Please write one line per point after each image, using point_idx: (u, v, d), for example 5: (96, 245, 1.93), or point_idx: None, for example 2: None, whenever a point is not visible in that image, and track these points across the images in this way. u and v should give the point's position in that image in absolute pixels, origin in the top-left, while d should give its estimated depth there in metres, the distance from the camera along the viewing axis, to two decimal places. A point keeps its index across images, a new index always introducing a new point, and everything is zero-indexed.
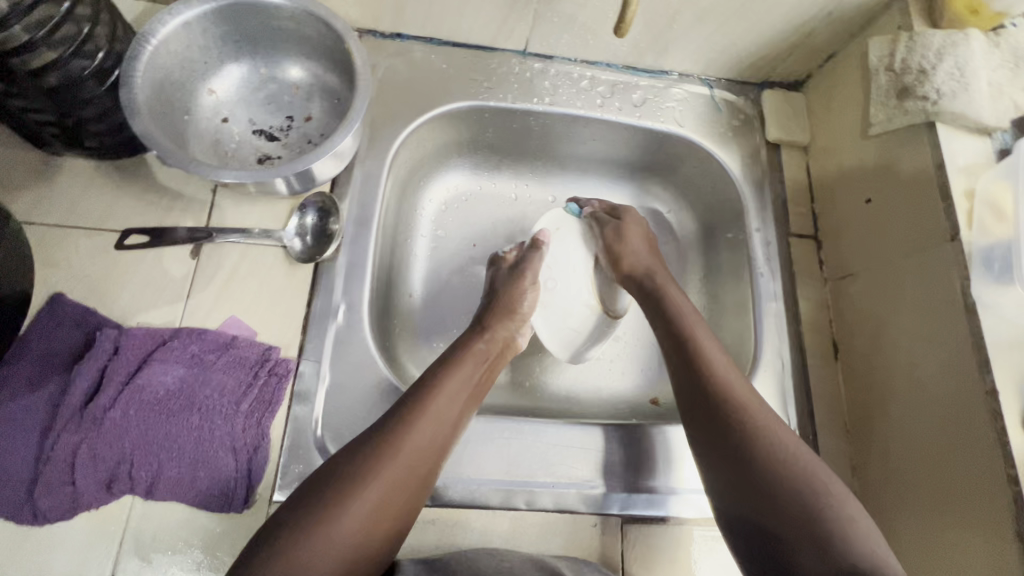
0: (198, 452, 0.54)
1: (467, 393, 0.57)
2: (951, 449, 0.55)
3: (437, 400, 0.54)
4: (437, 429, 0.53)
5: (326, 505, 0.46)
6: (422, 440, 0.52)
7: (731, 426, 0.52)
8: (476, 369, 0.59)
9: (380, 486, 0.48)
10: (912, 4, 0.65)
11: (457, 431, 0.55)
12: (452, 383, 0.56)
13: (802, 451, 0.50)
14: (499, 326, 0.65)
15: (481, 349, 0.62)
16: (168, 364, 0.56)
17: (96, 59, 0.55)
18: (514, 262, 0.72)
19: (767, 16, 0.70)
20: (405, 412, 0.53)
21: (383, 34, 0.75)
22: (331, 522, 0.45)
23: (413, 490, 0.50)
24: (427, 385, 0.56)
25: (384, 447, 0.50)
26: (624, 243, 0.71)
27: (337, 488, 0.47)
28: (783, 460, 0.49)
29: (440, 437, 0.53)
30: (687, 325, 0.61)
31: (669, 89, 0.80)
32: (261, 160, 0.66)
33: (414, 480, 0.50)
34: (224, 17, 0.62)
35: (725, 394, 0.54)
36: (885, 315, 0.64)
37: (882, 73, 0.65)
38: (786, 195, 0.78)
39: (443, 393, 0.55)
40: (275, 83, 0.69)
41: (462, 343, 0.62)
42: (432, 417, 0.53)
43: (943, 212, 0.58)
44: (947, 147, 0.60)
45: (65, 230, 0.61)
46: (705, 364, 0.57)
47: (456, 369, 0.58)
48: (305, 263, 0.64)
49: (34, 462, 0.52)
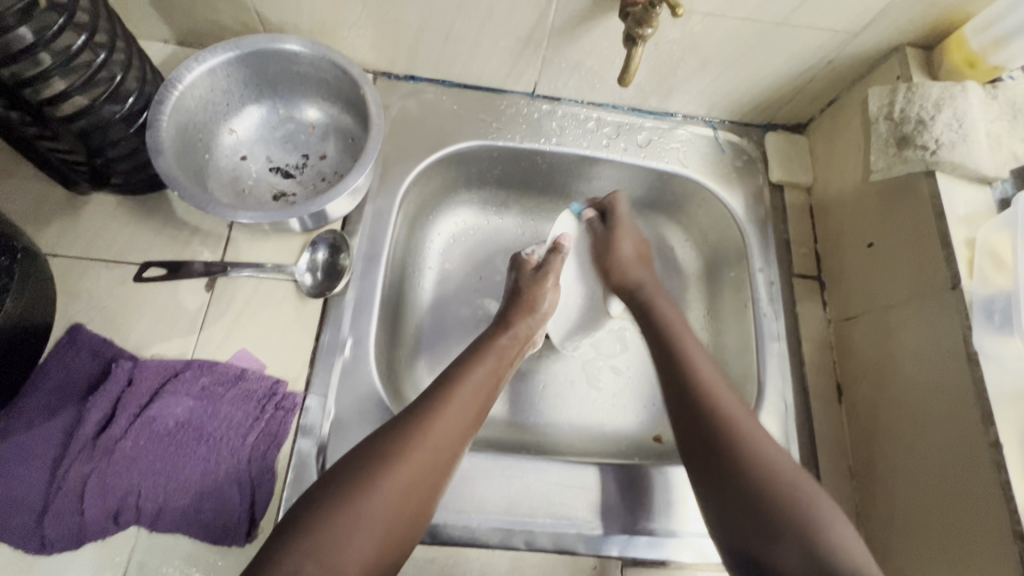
0: (204, 484, 0.55)
1: (489, 380, 0.60)
2: (956, 499, 0.54)
3: (440, 417, 0.54)
4: (440, 444, 0.52)
5: (335, 525, 0.45)
6: (426, 456, 0.51)
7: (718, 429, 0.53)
8: (499, 362, 0.62)
9: (384, 502, 0.48)
10: (909, 56, 0.67)
11: (480, 417, 0.57)
12: (460, 395, 0.56)
13: (780, 456, 0.51)
14: (521, 322, 0.67)
15: (503, 344, 0.65)
16: (179, 396, 0.58)
17: (126, 104, 0.58)
18: (539, 262, 0.74)
19: (769, 64, 0.72)
20: (408, 427, 0.52)
21: (397, 76, 0.78)
22: (340, 543, 0.45)
23: (415, 503, 0.50)
24: (430, 401, 0.55)
25: (388, 462, 0.50)
26: (622, 230, 0.75)
27: (340, 513, 0.46)
28: (761, 463, 0.50)
29: (462, 425, 0.55)
30: (672, 335, 0.63)
31: (674, 130, 0.82)
32: (276, 197, 0.69)
33: (417, 491, 0.50)
34: (246, 63, 0.65)
35: (715, 398, 0.55)
36: (888, 360, 0.64)
37: (882, 122, 0.66)
38: (789, 234, 0.79)
39: (468, 380, 0.58)
40: (292, 123, 0.72)
41: (486, 337, 0.65)
42: (456, 403, 0.56)
43: (943, 261, 0.59)
44: (947, 196, 0.61)
45: (86, 263, 0.63)
46: (687, 353, 0.60)
47: (479, 361, 0.61)
48: (315, 297, 0.65)
49: (45, 492, 0.53)
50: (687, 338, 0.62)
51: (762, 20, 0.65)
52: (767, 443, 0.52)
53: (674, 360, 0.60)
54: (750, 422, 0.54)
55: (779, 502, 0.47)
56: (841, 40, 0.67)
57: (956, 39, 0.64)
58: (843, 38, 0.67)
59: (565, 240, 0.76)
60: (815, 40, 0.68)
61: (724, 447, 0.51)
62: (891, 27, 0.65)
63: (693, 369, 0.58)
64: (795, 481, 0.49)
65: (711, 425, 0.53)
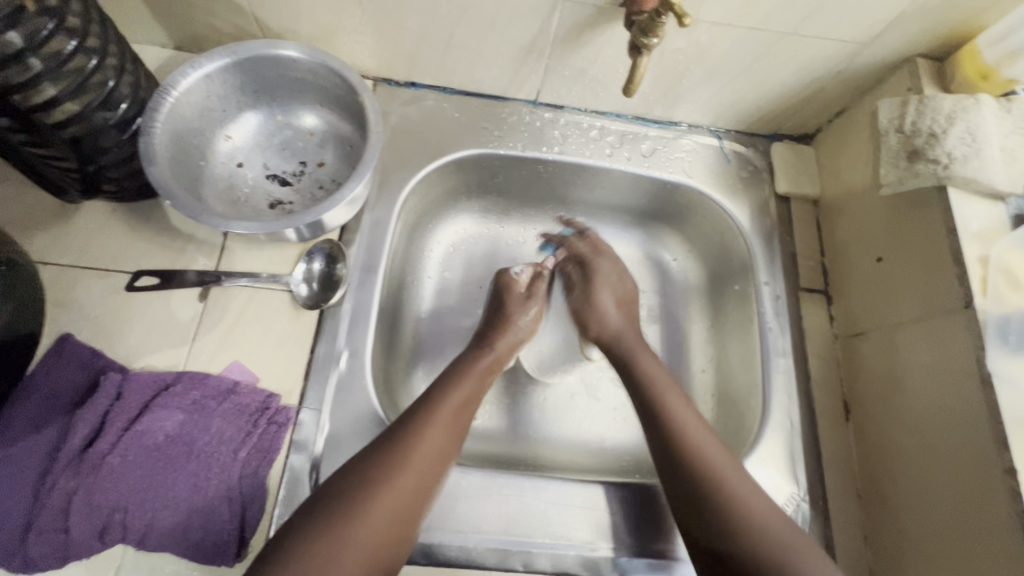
0: (193, 501, 0.54)
1: (465, 400, 0.58)
2: (964, 526, 0.53)
3: (424, 440, 0.53)
4: (423, 469, 0.52)
5: (315, 560, 0.44)
6: (409, 484, 0.50)
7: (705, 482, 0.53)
8: (477, 383, 0.61)
9: (366, 532, 0.47)
10: (921, 66, 0.66)
11: (459, 439, 0.56)
12: (442, 417, 0.55)
13: (775, 518, 0.51)
14: (501, 340, 0.66)
15: (485, 365, 0.63)
16: (169, 410, 0.56)
17: (119, 110, 0.57)
18: (526, 286, 0.71)
19: (776, 74, 0.71)
20: (391, 451, 0.51)
21: (398, 82, 0.77)
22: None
23: (398, 531, 0.49)
24: (411, 424, 0.54)
25: (368, 489, 0.49)
26: (602, 282, 0.70)
27: (320, 544, 0.45)
28: (747, 511, 0.51)
29: (441, 454, 0.53)
30: (653, 392, 0.60)
31: (678, 139, 0.80)
32: (273, 205, 0.67)
33: (402, 517, 0.49)
34: (242, 69, 0.64)
35: (699, 454, 0.55)
36: (897, 380, 0.63)
37: (892, 135, 0.64)
38: (795, 247, 0.77)
39: (448, 403, 0.57)
40: (290, 130, 0.71)
41: (466, 360, 0.63)
42: (436, 428, 0.54)
43: (956, 278, 0.57)
44: (959, 211, 0.59)
45: (78, 271, 0.62)
46: (670, 411, 0.58)
47: (458, 384, 0.59)
48: (310, 309, 0.64)
49: (30, 508, 0.52)
50: (669, 396, 0.60)
51: (770, 29, 0.63)
52: (759, 507, 0.51)
53: (654, 414, 0.59)
54: (738, 482, 0.53)
55: (777, 566, 0.48)
56: (850, 50, 0.66)
57: (968, 51, 0.62)
58: (852, 49, 0.66)
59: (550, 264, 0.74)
60: (823, 51, 0.66)
61: (711, 498, 0.52)
62: (902, 38, 0.64)
63: (681, 433, 0.56)
64: (787, 540, 0.50)
65: (699, 486, 0.53)
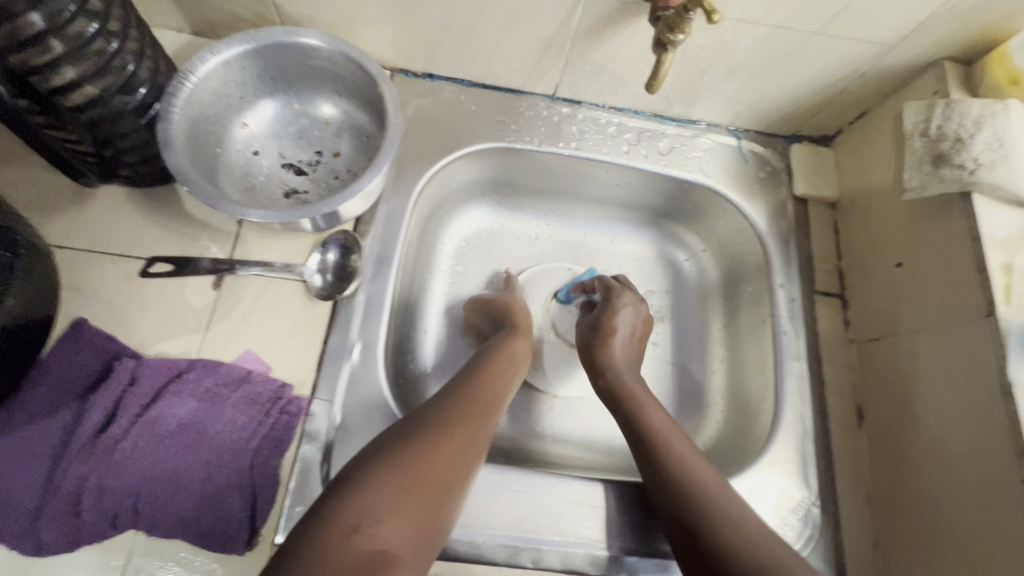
0: (205, 489, 0.54)
1: (505, 378, 0.61)
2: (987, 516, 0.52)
3: (474, 405, 0.55)
4: (475, 429, 0.53)
5: (385, 495, 0.44)
6: (464, 439, 0.51)
7: (715, 535, 0.48)
8: (511, 363, 0.63)
9: (428, 472, 0.47)
10: (948, 70, 0.65)
11: (500, 409, 0.58)
12: (484, 390, 0.58)
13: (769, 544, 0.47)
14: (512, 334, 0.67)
15: (517, 345, 0.66)
16: (181, 398, 0.56)
17: (138, 95, 0.56)
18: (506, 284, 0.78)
19: (799, 74, 0.69)
20: (447, 413, 0.53)
21: (415, 73, 0.76)
22: (390, 515, 0.43)
23: (452, 482, 0.48)
24: (459, 393, 0.56)
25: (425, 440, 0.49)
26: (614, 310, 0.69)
27: (385, 479, 0.45)
28: (746, 545, 0.46)
29: (487, 422, 0.55)
30: (637, 409, 0.61)
31: (696, 138, 0.79)
32: (288, 194, 0.67)
33: (457, 469, 0.49)
34: (261, 57, 0.63)
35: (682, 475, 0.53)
36: (909, 378, 0.63)
37: (917, 138, 0.63)
38: (812, 250, 0.76)
39: (491, 376, 0.60)
40: (306, 119, 0.71)
41: (501, 341, 0.66)
42: (485, 396, 0.57)
43: (978, 286, 0.57)
44: (984, 218, 0.58)
45: (91, 255, 0.62)
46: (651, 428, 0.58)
47: (497, 361, 0.62)
48: (325, 300, 0.64)
49: (42, 492, 0.52)
50: (651, 412, 0.60)
51: (797, 28, 0.62)
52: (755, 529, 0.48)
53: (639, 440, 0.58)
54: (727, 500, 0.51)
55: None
56: (876, 52, 0.65)
57: (999, 55, 0.61)
58: (878, 50, 0.65)
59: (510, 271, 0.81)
60: (848, 52, 0.65)
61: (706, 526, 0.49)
62: (930, 40, 0.63)
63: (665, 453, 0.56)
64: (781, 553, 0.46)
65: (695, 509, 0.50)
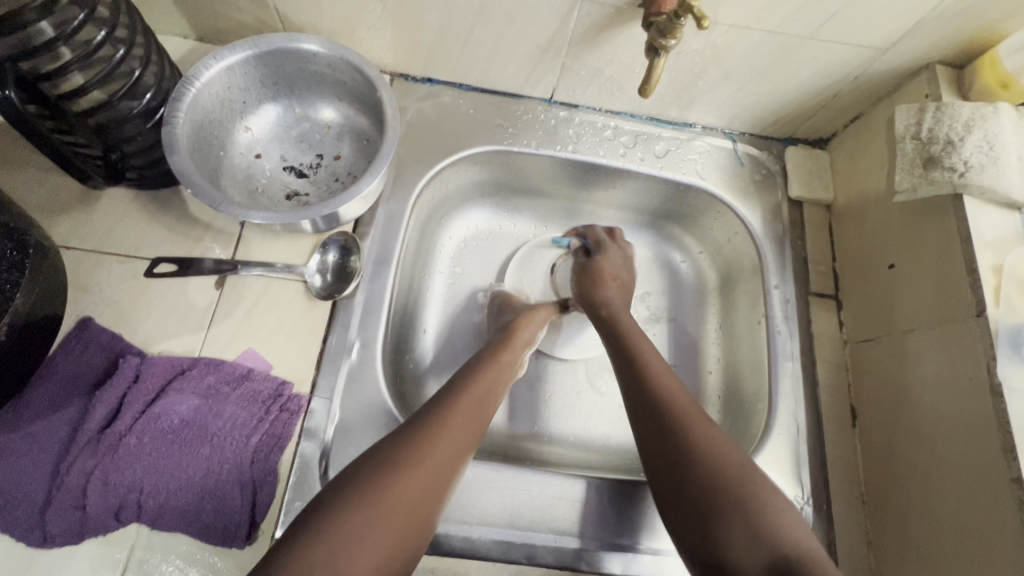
0: (206, 484, 0.55)
1: (484, 394, 0.59)
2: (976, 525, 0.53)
3: (447, 428, 0.53)
4: (446, 456, 0.51)
5: (342, 538, 0.43)
6: (433, 470, 0.49)
7: (682, 438, 0.52)
8: (493, 378, 0.61)
9: (390, 513, 0.46)
10: (940, 73, 0.66)
11: (478, 429, 0.56)
12: (462, 406, 0.56)
13: (720, 450, 0.51)
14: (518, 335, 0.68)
15: (501, 360, 0.64)
16: (184, 395, 0.57)
17: (144, 100, 0.58)
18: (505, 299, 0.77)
19: (793, 78, 0.70)
20: (426, 427, 0.52)
21: (415, 78, 0.78)
22: (345, 563, 0.42)
23: (417, 518, 0.47)
24: (433, 413, 0.54)
25: (400, 460, 0.49)
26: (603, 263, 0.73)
27: (349, 518, 0.44)
28: (704, 452, 0.51)
29: (462, 443, 0.53)
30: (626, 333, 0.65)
31: (692, 141, 0.80)
32: (289, 196, 0.68)
33: (431, 491, 0.49)
34: (263, 62, 0.65)
35: (660, 386, 0.57)
36: (903, 388, 0.63)
37: (908, 141, 0.64)
38: (807, 252, 0.77)
39: (468, 394, 0.57)
40: (308, 122, 0.72)
41: (486, 355, 0.64)
42: (460, 417, 0.55)
43: (968, 287, 0.57)
44: (974, 220, 0.59)
45: (98, 256, 0.63)
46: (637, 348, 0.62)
47: (478, 376, 0.60)
48: (325, 299, 0.65)
49: (48, 486, 0.53)
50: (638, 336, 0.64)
51: (789, 33, 0.63)
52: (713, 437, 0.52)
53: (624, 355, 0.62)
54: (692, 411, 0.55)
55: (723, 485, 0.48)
56: (868, 55, 0.66)
57: (989, 59, 0.62)
58: (870, 54, 0.66)
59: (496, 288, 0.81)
60: (840, 55, 0.66)
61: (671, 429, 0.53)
62: (921, 44, 0.64)
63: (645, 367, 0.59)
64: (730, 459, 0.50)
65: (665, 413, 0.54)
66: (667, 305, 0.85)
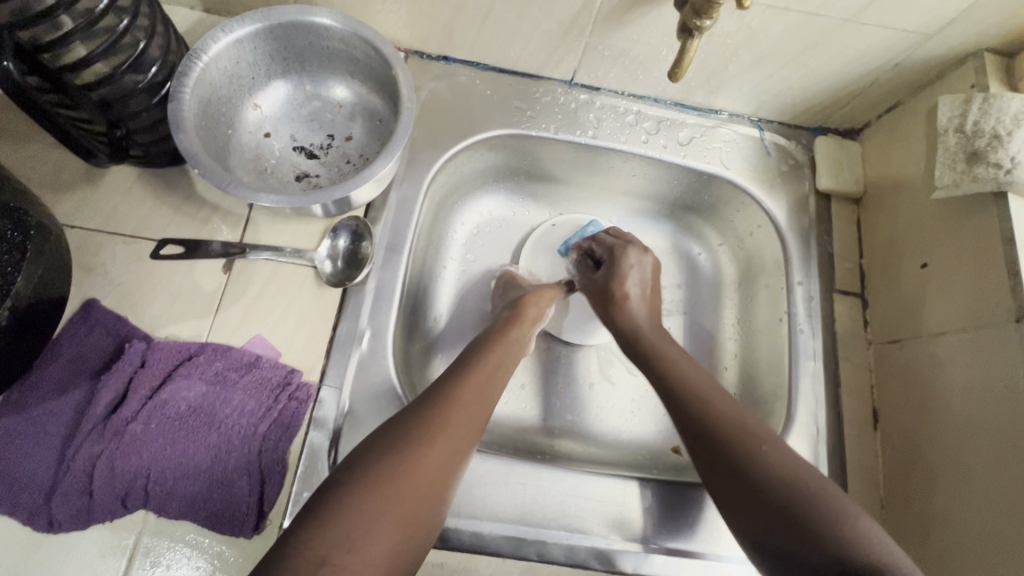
0: (213, 471, 0.54)
1: (492, 369, 0.58)
2: (1007, 532, 0.51)
3: (458, 405, 0.52)
4: (458, 435, 0.50)
5: (356, 521, 0.42)
6: (446, 449, 0.49)
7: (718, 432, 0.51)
8: (501, 355, 0.60)
9: (406, 493, 0.45)
10: (988, 62, 0.62)
11: (487, 405, 0.55)
12: (472, 384, 0.55)
13: (771, 448, 0.49)
14: (530, 304, 0.67)
15: (512, 337, 0.63)
16: (192, 381, 0.56)
17: (149, 73, 0.56)
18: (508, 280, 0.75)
19: (829, 63, 0.67)
20: (435, 412, 0.51)
21: (430, 55, 0.75)
22: (360, 541, 0.41)
23: (433, 498, 0.46)
24: (444, 392, 0.53)
25: (408, 450, 0.47)
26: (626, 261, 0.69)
27: (362, 502, 0.43)
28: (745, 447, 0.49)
29: (474, 417, 0.52)
30: (648, 332, 0.63)
31: (718, 128, 0.77)
32: (299, 178, 0.66)
33: (441, 478, 0.47)
34: (273, 36, 0.62)
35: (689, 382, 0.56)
36: (933, 389, 0.60)
37: (951, 134, 0.61)
38: (833, 247, 0.74)
39: (477, 371, 0.56)
40: (318, 101, 0.69)
41: (493, 334, 0.63)
42: (470, 393, 0.54)
43: (1008, 290, 0.55)
44: (1018, 219, 0.56)
45: (103, 236, 0.62)
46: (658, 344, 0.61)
47: (489, 352, 0.60)
48: (335, 286, 0.63)
49: (55, 470, 0.52)
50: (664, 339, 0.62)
51: (829, 16, 0.59)
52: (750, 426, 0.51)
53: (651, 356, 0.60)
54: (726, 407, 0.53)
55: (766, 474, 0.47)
56: (911, 41, 0.62)
57: None
58: (915, 40, 0.62)
59: (508, 272, 0.76)
60: (882, 41, 0.62)
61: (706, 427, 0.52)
62: (969, 31, 0.60)
63: (670, 364, 0.58)
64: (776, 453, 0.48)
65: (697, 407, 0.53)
66: (683, 298, 0.83)
